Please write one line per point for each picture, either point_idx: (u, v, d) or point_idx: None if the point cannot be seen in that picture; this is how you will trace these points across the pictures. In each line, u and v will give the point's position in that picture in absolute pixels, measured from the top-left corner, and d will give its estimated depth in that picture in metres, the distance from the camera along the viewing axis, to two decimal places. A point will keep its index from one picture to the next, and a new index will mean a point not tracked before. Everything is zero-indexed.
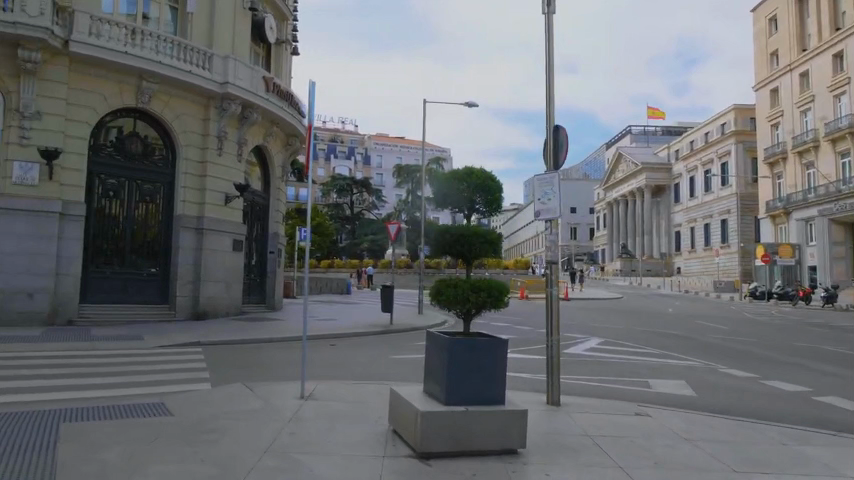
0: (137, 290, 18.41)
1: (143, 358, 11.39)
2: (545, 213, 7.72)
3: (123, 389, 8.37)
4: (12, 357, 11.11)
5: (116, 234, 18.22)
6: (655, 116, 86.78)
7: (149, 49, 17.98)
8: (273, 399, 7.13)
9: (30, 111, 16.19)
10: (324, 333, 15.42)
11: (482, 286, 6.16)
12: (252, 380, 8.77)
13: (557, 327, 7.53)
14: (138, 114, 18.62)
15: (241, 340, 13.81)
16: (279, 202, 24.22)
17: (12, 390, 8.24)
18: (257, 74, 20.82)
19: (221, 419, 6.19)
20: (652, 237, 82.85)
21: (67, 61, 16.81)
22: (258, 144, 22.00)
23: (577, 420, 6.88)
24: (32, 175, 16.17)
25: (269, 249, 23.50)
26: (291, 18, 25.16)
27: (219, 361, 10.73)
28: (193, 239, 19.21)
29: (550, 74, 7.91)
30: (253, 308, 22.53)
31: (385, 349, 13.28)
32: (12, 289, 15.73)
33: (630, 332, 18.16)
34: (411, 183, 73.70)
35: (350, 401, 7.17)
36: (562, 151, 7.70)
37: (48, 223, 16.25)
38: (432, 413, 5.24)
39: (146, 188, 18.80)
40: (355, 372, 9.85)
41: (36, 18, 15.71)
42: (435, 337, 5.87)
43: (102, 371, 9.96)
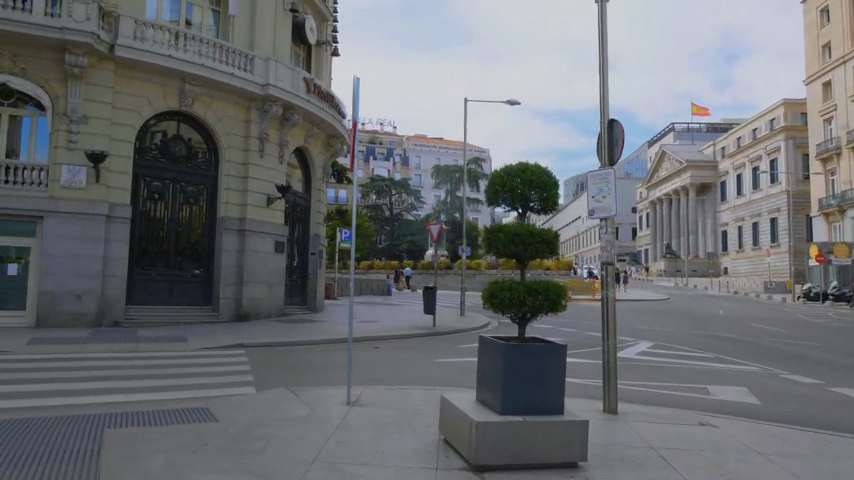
0: (182, 292, 18.55)
1: (188, 360, 11.38)
2: (598, 212, 7.33)
3: (168, 392, 8.27)
4: (61, 359, 11.19)
5: (161, 236, 18.40)
6: (700, 113, 84.70)
7: (192, 51, 18.13)
8: (318, 405, 6.93)
9: (77, 116, 16.43)
10: (368, 335, 15.25)
11: (540, 287, 5.33)
12: (297, 384, 8.60)
13: (614, 331, 7.15)
14: (182, 117, 18.77)
15: (285, 342, 13.73)
16: (320, 203, 24.21)
17: (60, 392, 8.24)
18: (297, 75, 20.82)
19: (266, 426, 6.00)
20: (698, 236, 80.84)
21: (113, 66, 17.03)
22: (299, 145, 21.99)
23: (637, 430, 6.49)
24: (80, 178, 16.38)
25: (310, 250, 23.51)
26: (331, 19, 25.09)
27: (263, 364, 10.62)
28: (236, 241, 19.27)
29: (604, 64, 7.53)
30: (295, 310, 22.54)
31: (430, 352, 13.03)
32: (61, 291, 15.99)
33: (683, 335, 17.54)
34: (450, 183, 73.39)
35: (397, 408, 6.91)
36: (618, 146, 7.31)
37: (94, 226, 16.47)
38: (487, 423, 4.94)
39: (189, 190, 18.94)
40: (400, 376, 9.62)
41: (83, 23, 15.97)
42: (488, 342, 5.56)
43: (148, 373, 9.93)
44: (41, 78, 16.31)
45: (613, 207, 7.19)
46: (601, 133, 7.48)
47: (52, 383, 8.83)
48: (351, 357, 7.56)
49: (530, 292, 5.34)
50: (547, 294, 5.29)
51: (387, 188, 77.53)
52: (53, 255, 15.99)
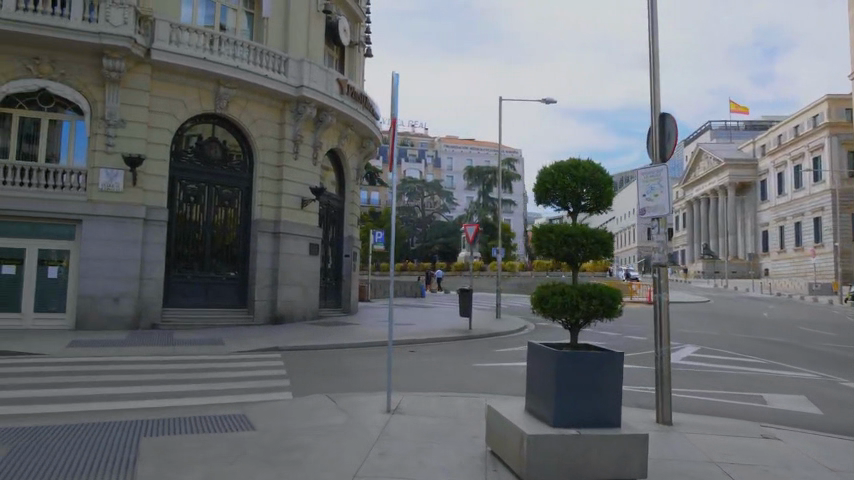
0: (217, 294, 18.57)
1: (224, 364, 11.26)
2: (650, 211, 6.94)
3: (204, 398, 8.12)
4: (99, 362, 11.17)
5: (196, 238, 18.45)
6: (739, 111, 82.70)
7: (226, 54, 18.14)
8: (357, 413, 6.68)
9: (115, 120, 16.54)
10: (404, 338, 14.99)
11: (594, 291, 4.98)
12: (334, 390, 8.37)
13: (668, 337, 6.77)
14: (217, 120, 18.81)
15: (320, 346, 13.56)
16: (354, 205, 24.08)
17: (97, 397, 8.16)
18: (331, 76, 20.70)
19: (304, 436, 5.78)
20: (737, 237, 78.89)
21: (150, 69, 17.13)
22: (332, 146, 21.89)
23: (696, 443, 6.09)
24: (117, 181, 16.50)
25: (344, 252, 23.43)
26: (364, 20, 24.94)
27: (299, 368, 10.44)
28: (270, 243, 19.23)
29: (655, 55, 7.17)
30: (329, 312, 22.43)
31: (468, 356, 12.72)
32: (99, 294, 16.10)
33: (729, 339, 16.91)
34: (483, 184, 72.86)
35: (440, 416, 6.63)
36: (671, 142, 6.93)
37: (131, 228, 16.56)
38: (539, 438, 4.64)
39: (224, 193, 18.96)
40: (439, 382, 9.32)
41: (120, 27, 16.07)
42: (539, 350, 5.26)
43: (184, 377, 9.82)
44: (79, 82, 16.47)
45: (665, 206, 6.79)
46: (653, 127, 7.11)
47: (89, 388, 8.77)
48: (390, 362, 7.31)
49: (584, 297, 5.01)
50: (602, 298, 4.95)
51: (419, 189, 77.34)
52: (91, 258, 16.11)
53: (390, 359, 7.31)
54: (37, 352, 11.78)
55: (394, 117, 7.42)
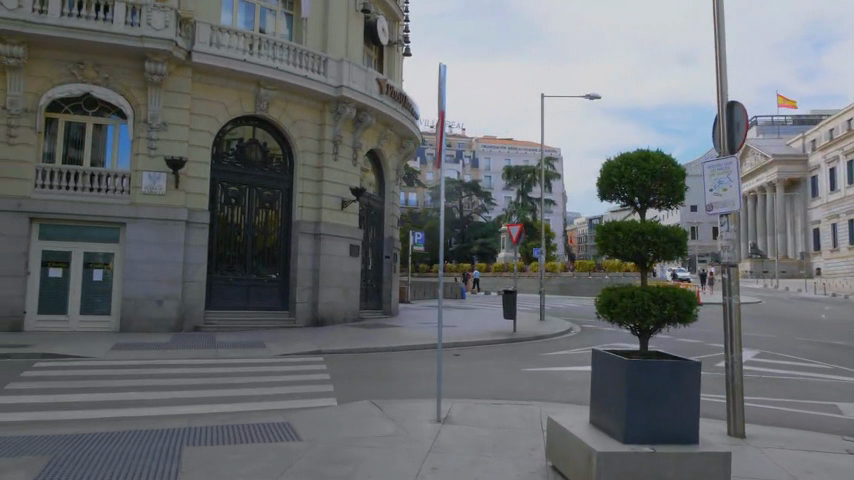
0: (258, 296, 18.51)
1: (267, 367, 11.06)
2: (719, 206, 6.45)
3: (247, 404, 7.90)
4: (142, 365, 11.10)
5: (238, 240, 18.42)
6: (788, 105, 80.11)
7: (266, 56, 18.08)
8: (406, 423, 6.35)
9: (157, 122, 16.61)
10: (448, 341, 14.62)
11: (667, 295, 4.56)
12: (380, 397, 8.07)
13: (738, 343, 6.26)
14: (257, 122, 18.76)
15: (363, 349, 13.30)
16: (394, 205, 23.82)
17: (140, 402, 8.00)
18: (370, 76, 20.50)
19: (352, 447, 5.47)
20: (787, 235, 76.36)
21: (191, 72, 17.16)
22: (372, 147, 21.70)
23: (776, 458, 5.58)
24: (160, 184, 16.56)
25: (384, 253, 23.18)
26: (403, 19, 24.70)
27: (342, 373, 10.17)
28: (311, 245, 19.09)
29: (721, 41, 6.67)
30: (370, 314, 22.21)
31: (515, 360, 12.29)
32: (143, 296, 16.17)
33: (789, 342, 16.07)
34: (522, 184, 72.01)
35: (493, 427, 6.25)
36: (740, 131, 6.42)
37: (174, 231, 16.59)
38: (610, 454, 4.24)
39: (265, 195, 18.89)
40: (488, 388, 8.94)
41: (161, 31, 16.13)
42: (604, 357, 4.86)
43: (227, 381, 9.64)
44: (122, 86, 16.58)
45: (735, 200, 6.29)
46: (719, 118, 6.62)
47: (133, 392, 8.63)
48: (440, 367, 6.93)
49: (656, 300, 4.60)
50: (677, 302, 4.54)
51: (457, 189, 76.90)
52: (135, 261, 16.19)
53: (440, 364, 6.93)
54: (82, 354, 11.78)
55: (441, 110, 6.97)
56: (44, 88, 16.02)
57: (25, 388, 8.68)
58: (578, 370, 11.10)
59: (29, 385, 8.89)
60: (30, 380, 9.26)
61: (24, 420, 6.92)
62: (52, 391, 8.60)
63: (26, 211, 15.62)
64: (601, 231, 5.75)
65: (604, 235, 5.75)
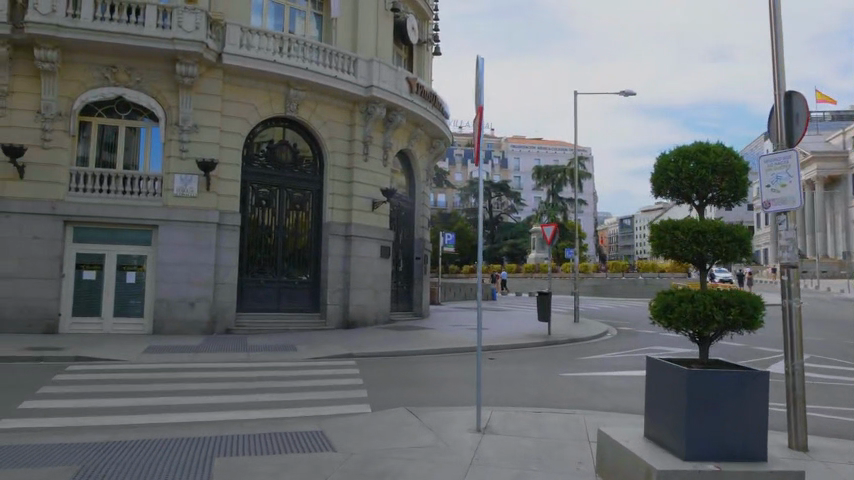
0: (289, 298, 18.40)
1: (299, 371, 10.87)
2: (776, 203, 6.00)
3: (279, 410, 7.70)
4: (174, 369, 11.00)
5: (269, 242, 18.34)
6: (826, 101, 77.94)
7: (297, 56, 17.97)
8: (444, 433, 6.06)
9: (188, 125, 16.61)
10: (482, 344, 14.30)
11: (730, 300, 4.27)
12: (415, 404, 7.79)
13: (800, 349, 5.83)
14: (287, 123, 18.67)
15: (396, 352, 13.04)
16: (424, 206, 23.58)
17: (171, 407, 7.86)
18: (401, 75, 20.29)
19: (389, 459, 5.21)
20: (826, 234, 74.27)
21: (221, 74, 17.14)
22: (402, 147, 21.50)
23: (845, 475, 5.16)
24: (191, 186, 16.55)
25: (415, 254, 22.93)
26: (432, 17, 24.42)
27: (375, 378, 9.93)
28: (342, 246, 18.94)
29: (778, 26, 6.25)
30: (401, 316, 21.98)
31: (552, 364, 11.92)
32: (175, 298, 16.16)
33: (838, 346, 15.39)
34: (552, 184, 71.26)
35: (537, 437, 5.94)
36: (800, 122, 5.98)
37: (206, 233, 16.56)
38: (672, 472, 3.91)
39: (295, 196, 18.79)
40: (527, 395, 8.61)
41: (192, 33, 16.11)
42: (661, 366, 4.52)
43: (259, 386, 9.46)
44: (154, 89, 16.62)
45: (795, 197, 5.83)
46: (776, 109, 6.22)
47: (163, 397, 8.49)
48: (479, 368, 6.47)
49: (719, 306, 4.30)
50: (742, 307, 4.23)
51: (487, 190, 76.38)
52: (167, 263, 16.20)
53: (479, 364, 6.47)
54: (114, 358, 11.73)
55: (480, 105, 6.65)
56: (77, 91, 16.13)
57: (57, 392, 8.59)
58: (619, 375, 10.70)
59: (60, 389, 8.80)
60: (62, 384, 9.18)
61: (54, 426, 6.78)
62: (82, 395, 8.49)
63: (60, 214, 15.72)
64: (657, 230, 5.40)
65: (660, 234, 5.40)
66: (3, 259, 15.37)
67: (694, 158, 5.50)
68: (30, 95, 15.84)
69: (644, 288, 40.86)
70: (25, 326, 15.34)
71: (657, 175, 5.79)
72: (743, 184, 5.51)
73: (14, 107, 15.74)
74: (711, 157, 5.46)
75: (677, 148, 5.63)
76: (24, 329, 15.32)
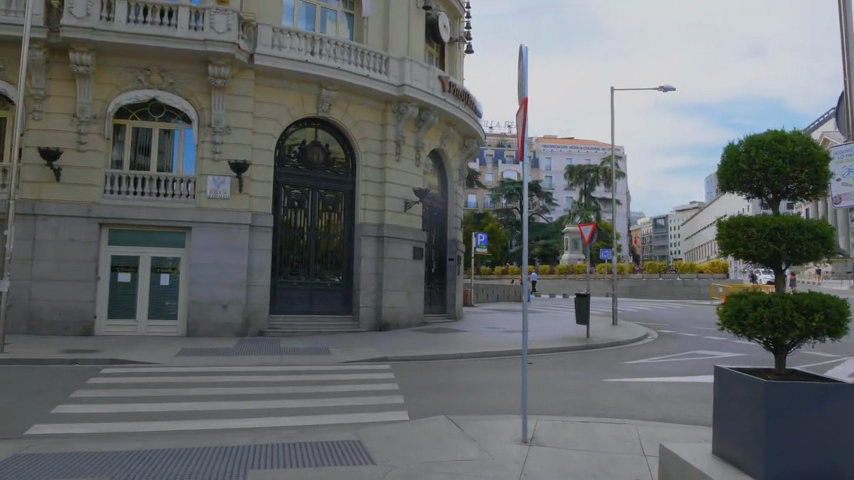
0: (322, 300, 18.23)
1: (334, 375, 10.64)
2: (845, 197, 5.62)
3: (315, 417, 7.46)
4: (207, 372, 10.85)
5: (302, 244, 18.19)
6: None
7: (329, 56, 17.80)
8: (489, 445, 5.75)
9: (221, 126, 16.55)
10: (520, 348, 13.92)
11: (812, 304, 3.94)
12: (456, 411, 7.49)
13: None
14: (319, 123, 18.50)
15: (432, 356, 12.73)
16: (457, 206, 23.24)
17: (205, 413, 7.66)
18: (433, 74, 20.00)
19: (432, 473, 4.91)
20: None
21: (254, 75, 17.05)
22: (434, 147, 21.22)
23: None
24: (224, 188, 16.47)
25: (449, 255, 22.62)
26: (464, 15, 24.07)
27: (412, 383, 9.64)
28: (374, 247, 18.72)
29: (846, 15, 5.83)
30: (435, 318, 21.68)
31: (594, 369, 11.51)
32: (209, 300, 16.09)
33: None
34: (584, 184, 70.26)
35: (589, 450, 5.60)
36: None
37: (239, 234, 16.47)
38: None
39: (327, 197, 18.62)
40: (571, 402, 8.26)
41: (224, 34, 16.03)
42: (734, 377, 4.20)
43: (293, 390, 9.24)
44: (187, 91, 16.59)
45: None
46: None
47: (197, 401, 8.31)
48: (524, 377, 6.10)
49: (800, 310, 3.97)
50: (826, 312, 3.90)
51: (518, 190, 75.58)
52: (201, 265, 16.15)
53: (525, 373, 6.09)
54: (149, 360, 11.64)
55: (523, 96, 6.20)
56: (111, 94, 16.18)
57: (91, 397, 8.46)
58: (666, 381, 10.26)
59: (94, 394, 8.67)
60: (96, 388, 9.06)
61: (87, 432, 6.62)
62: (116, 400, 8.35)
63: (96, 217, 15.77)
64: (726, 228, 4.96)
65: (730, 233, 4.95)
66: (40, 262, 15.46)
67: (770, 147, 4.98)
68: (66, 99, 15.93)
69: (681, 289, 39.95)
70: (62, 328, 15.41)
71: (725, 165, 5.24)
72: (825, 173, 4.95)
73: (50, 111, 15.84)
74: (790, 145, 4.92)
75: (750, 135, 5.12)
76: (61, 331, 15.39)
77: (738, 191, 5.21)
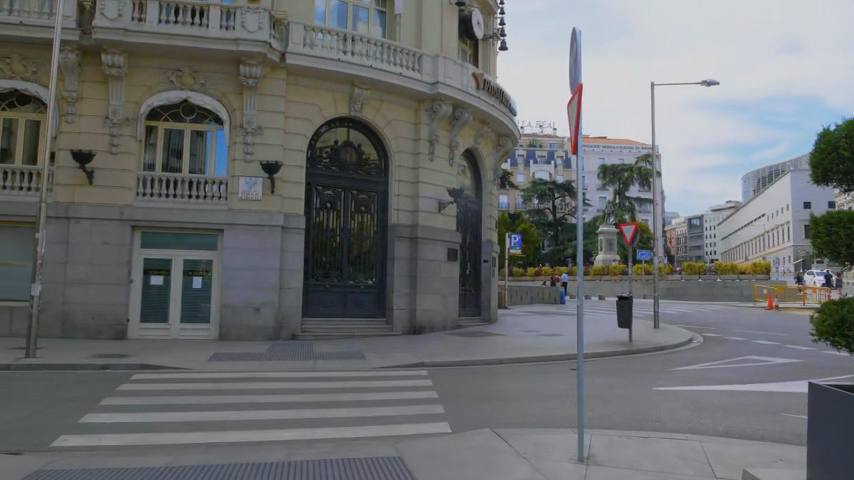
0: (355, 303, 17.87)
1: (370, 382, 10.23)
2: None
3: (352, 428, 7.06)
4: (239, 378, 10.52)
5: (334, 246, 17.85)
6: None
7: (361, 54, 17.47)
8: (541, 463, 5.30)
9: (253, 127, 16.33)
10: (561, 353, 13.37)
11: None
12: (501, 423, 7.04)
13: None
14: (351, 123, 18.18)
15: (470, 362, 12.26)
16: (492, 207, 22.75)
17: (238, 422, 7.32)
18: (467, 71, 19.54)
19: None
20: None
21: (285, 75, 16.79)
22: (468, 146, 20.76)
23: None
24: (256, 189, 16.23)
25: (483, 257, 22.13)
26: (498, 11, 23.56)
27: (451, 391, 9.21)
28: (408, 249, 18.32)
29: None
30: (470, 321, 21.17)
31: (642, 376, 10.92)
32: (241, 304, 15.86)
33: None
34: (618, 184, 68.94)
35: (652, 471, 5.12)
36: None
37: (271, 236, 16.22)
38: None
39: (360, 198, 18.25)
40: (623, 414, 7.74)
41: (255, 33, 15.78)
42: (831, 397, 3.78)
43: (328, 398, 8.86)
44: (219, 91, 16.40)
45: None
46: None
47: (229, 410, 7.98)
48: (581, 389, 5.51)
49: None
50: None
51: (550, 190, 74.53)
52: (233, 268, 15.94)
53: (581, 385, 5.51)
54: (181, 366, 11.40)
55: (576, 84, 5.73)
56: (143, 96, 16.07)
57: (121, 404, 8.20)
58: (722, 390, 9.65)
59: (123, 401, 8.41)
60: (126, 395, 8.81)
61: (114, 444, 6.33)
62: (145, 407, 8.07)
63: (128, 220, 15.67)
64: (823, 225, 4.50)
65: (828, 231, 4.47)
66: (74, 265, 15.42)
67: None
68: (99, 101, 15.87)
69: (722, 290, 38.72)
70: (95, 332, 15.34)
71: (818, 154, 4.75)
72: None
73: (83, 113, 15.81)
74: None
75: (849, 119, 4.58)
76: (95, 334, 15.32)
77: (836, 181, 4.71)
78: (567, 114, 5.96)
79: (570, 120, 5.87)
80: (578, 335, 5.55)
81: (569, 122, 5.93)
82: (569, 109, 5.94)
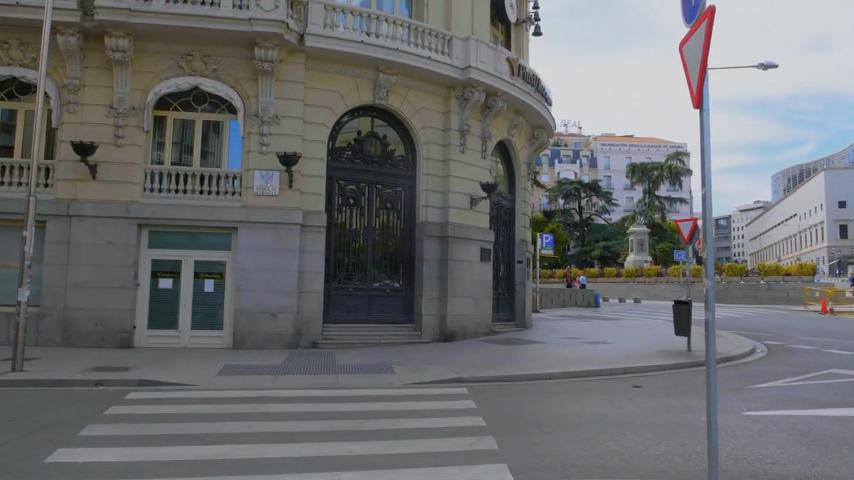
0: (380, 308, 16.38)
1: (401, 402, 8.71)
2: None
3: (388, 471, 5.53)
4: (248, 397, 9.02)
5: (357, 246, 16.38)
6: None
7: (386, 36, 15.98)
8: None
9: (269, 116, 14.93)
10: (616, 366, 11.73)
11: None
12: (578, 469, 5.49)
13: None
14: (375, 112, 16.70)
15: (515, 377, 10.69)
16: (525, 204, 21.16)
17: (244, 461, 5.85)
18: (501, 55, 17.95)
19: None
20: None
21: (304, 59, 15.37)
22: (501, 137, 19.19)
23: None
24: (272, 184, 14.82)
25: (517, 258, 20.52)
26: None
27: (502, 417, 7.64)
28: (438, 248, 16.80)
29: None
30: (504, 327, 19.56)
31: (722, 395, 9.29)
32: (256, 309, 14.46)
33: None
34: (648, 183, 66.82)
35: None
36: None
37: (289, 235, 14.79)
38: None
39: (386, 194, 16.75)
40: (727, 452, 6.13)
41: (271, 12, 14.33)
42: None
43: (353, 425, 7.36)
44: (232, 78, 15.04)
45: None
46: None
47: (233, 443, 6.48)
48: (714, 417, 3.94)
49: None
50: None
51: (576, 190, 72.73)
52: (247, 269, 14.54)
53: (714, 412, 3.94)
54: (186, 381, 9.98)
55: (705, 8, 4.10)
56: (150, 84, 14.77)
57: (103, 435, 6.74)
58: (830, 415, 7.93)
59: (109, 430, 6.97)
60: (114, 421, 7.37)
61: None
62: (133, 439, 6.62)
63: (135, 217, 14.35)
64: None
65: None
66: (76, 267, 14.15)
67: None
68: (102, 89, 14.61)
69: (766, 293, 36.63)
70: (99, 340, 14.07)
71: None
72: None
73: (86, 103, 14.57)
74: None
75: None
76: (98, 342, 14.05)
77: None
78: (682, 57, 4.36)
79: (689, 61, 4.25)
80: (707, 348, 3.93)
81: (686, 67, 4.30)
82: (684, 49, 4.34)
